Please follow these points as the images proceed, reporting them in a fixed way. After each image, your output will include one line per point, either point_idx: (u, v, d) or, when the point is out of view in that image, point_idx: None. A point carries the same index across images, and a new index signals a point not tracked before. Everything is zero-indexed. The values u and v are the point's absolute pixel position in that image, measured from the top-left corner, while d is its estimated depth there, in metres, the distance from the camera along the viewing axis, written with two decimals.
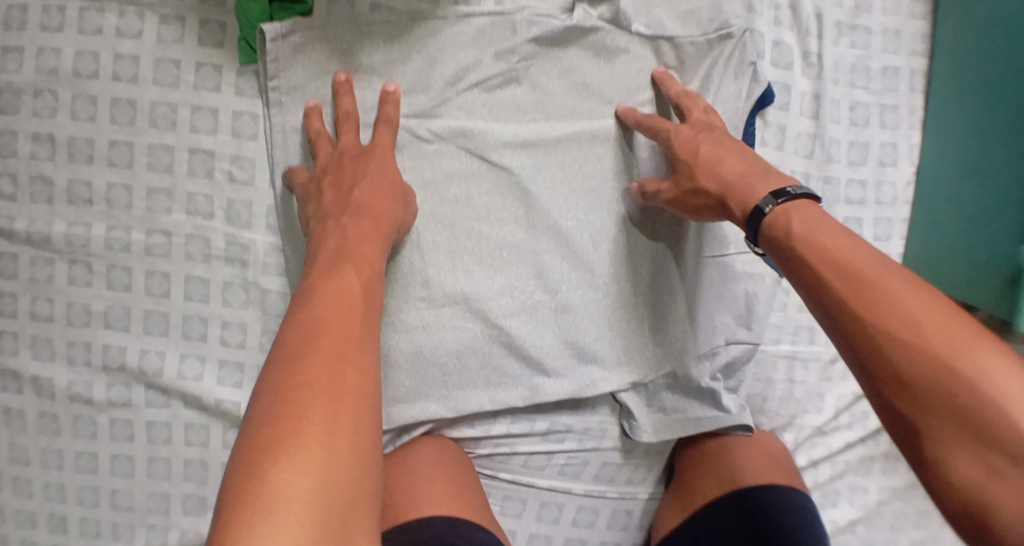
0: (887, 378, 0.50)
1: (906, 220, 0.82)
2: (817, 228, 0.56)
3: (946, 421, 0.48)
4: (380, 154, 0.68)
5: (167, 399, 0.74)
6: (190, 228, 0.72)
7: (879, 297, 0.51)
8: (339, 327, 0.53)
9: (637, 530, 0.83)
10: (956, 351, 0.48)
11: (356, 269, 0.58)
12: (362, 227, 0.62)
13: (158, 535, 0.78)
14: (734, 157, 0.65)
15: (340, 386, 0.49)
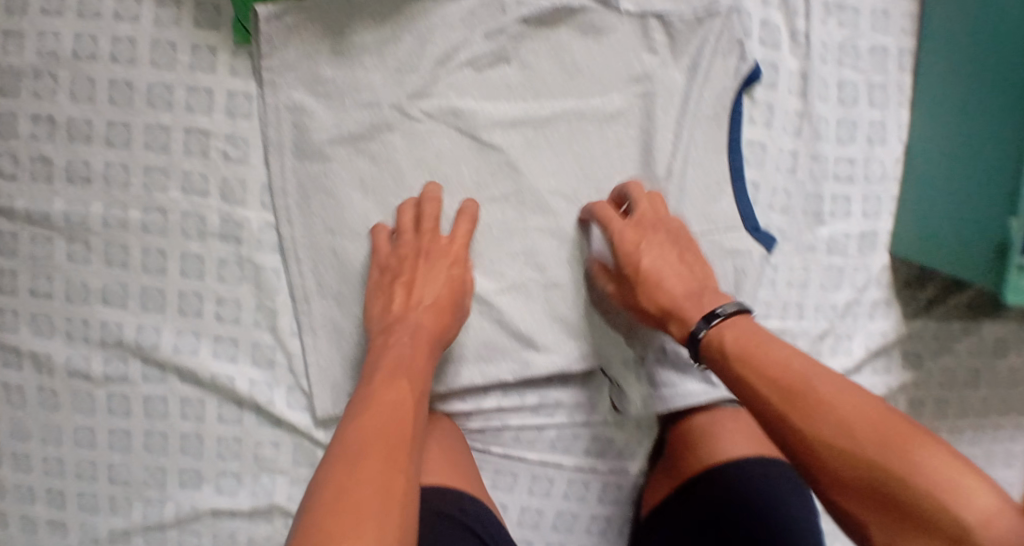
0: (832, 483, 0.56)
1: (895, 197, 0.82)
2: (758, 342, 0.61)
3: (881, 515, 0.54)
4: (449, 256, 0.72)
5: (163, 374, 0.76)
6: (185, 205, 0.73)
7: (811, 407, 0.57)
8: (391, 427, 0.59)
9: (627, 505, 0.83)
10: (887, 453, 0.53)
11: (408, 375, 0.64)
12: (419, 335, 0.68)
13: (155, 509, 0.79)
14: (671, 278, 0.69)
15: (390, 483, 0.55)
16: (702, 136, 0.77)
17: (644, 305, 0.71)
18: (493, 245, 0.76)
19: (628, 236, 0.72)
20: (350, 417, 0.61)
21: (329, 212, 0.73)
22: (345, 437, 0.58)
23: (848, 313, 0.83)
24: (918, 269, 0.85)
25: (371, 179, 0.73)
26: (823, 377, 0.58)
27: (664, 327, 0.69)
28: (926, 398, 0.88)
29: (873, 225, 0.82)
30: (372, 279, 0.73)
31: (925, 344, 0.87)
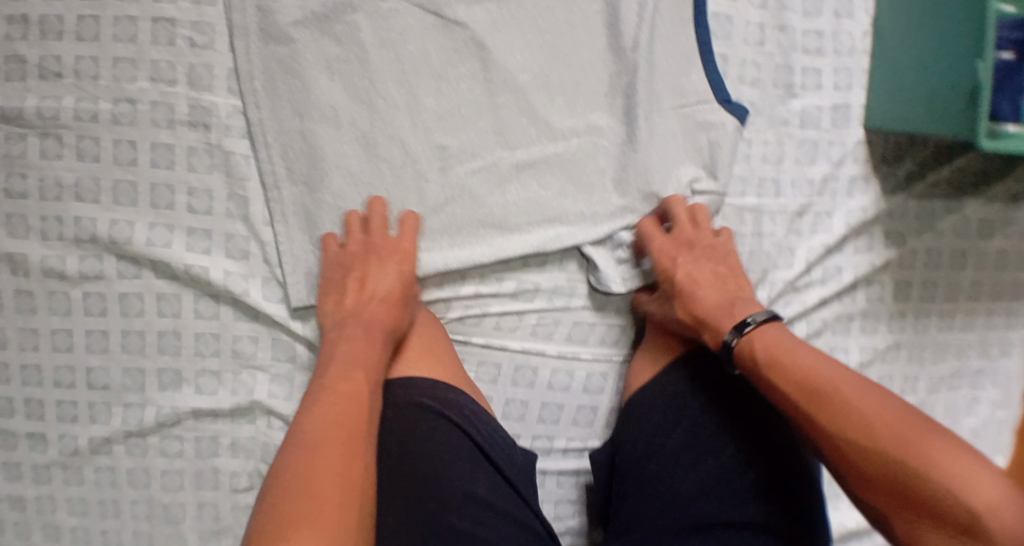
0: (853, 476, 0.62)
1: (866, 70, 0.82)
2: (785, 347, 0.67)
3: (894, 507, 0.60)
4: (398, 251, 0.74)
5: (138, 270, 0.76)
6: (155, 94, 0.74)
7: (835, 410, 0.62)
8: (345, 421, 0.62)
9: (613, 395, 0.84)
10: (903, 455, 0.58)
11: (364, 370, 0.67)
12: (372, 330, 0.70)
13: (135, 413, 0.78)
14: (704, 291, 0.74)
15: (348, 481, 0.58)
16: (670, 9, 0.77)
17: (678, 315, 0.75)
18: (461, 127, 0.76)
19: (666, 253, 0.76)
20: (304, 413, 0.63)
21: (298, 95, 0.74)
22: (299, 435, 0.61)
23: (825, 189, 0.82)
24: (896, 145, 0.84)
25: (337, 61, 0.74)
26: (850, 381, 0.63)
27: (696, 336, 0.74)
28: (913, 280, 0.87)
29: (844, 98, 0.82)
30: (330, 274, 0.74)
31: (908, 224, 0.86)
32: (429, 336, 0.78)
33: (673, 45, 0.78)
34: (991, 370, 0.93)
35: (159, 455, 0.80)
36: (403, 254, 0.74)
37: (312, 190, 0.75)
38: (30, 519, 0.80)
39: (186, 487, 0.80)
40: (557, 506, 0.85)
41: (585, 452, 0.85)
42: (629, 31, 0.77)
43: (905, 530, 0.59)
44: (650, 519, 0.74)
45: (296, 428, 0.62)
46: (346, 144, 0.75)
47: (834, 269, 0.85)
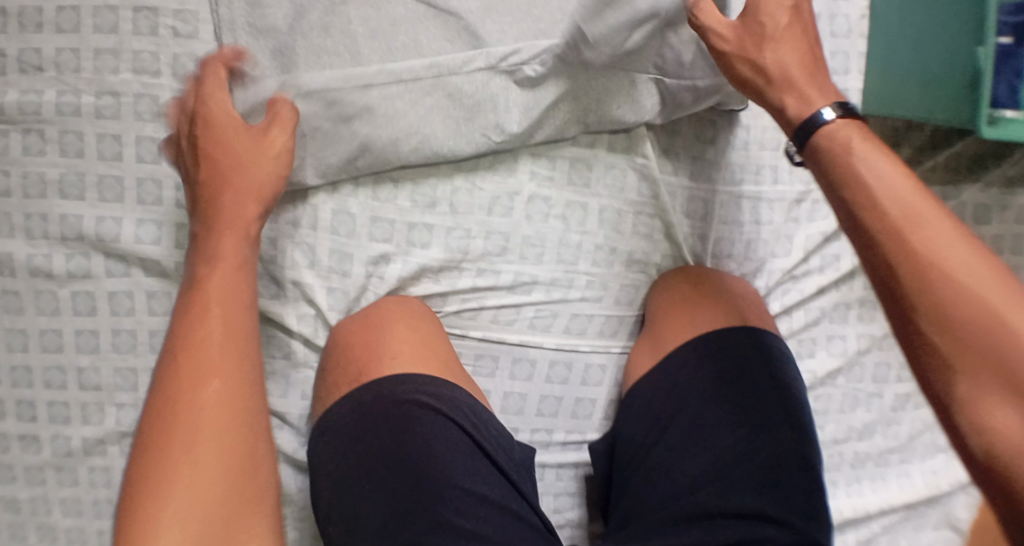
0: (931, 310, 0.50)
1: (863, 54, 0.81)
2: (883, 156, 0.55)
3: (965, 359, 0.49)
4: (259, 141, 0.68)
5: (127, 268, 0.74)
6: (138, 87, 0.72)
7: (930, 239, 0.51)
8: (206, 367, 0.61)
9: (612, 386, 0.84)
10: (988, 311, 0.49)
11: (226, 306, 0.64)
12: (222, 245, 0.66)
13: (129, 413, 0.77)
14: (801, 59, 0.63)
15: (197, 425, 0.58)
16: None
17: (754, 66, 0.65)
18: (455, 116, 0.74)
19: (771, 5, 0.65)
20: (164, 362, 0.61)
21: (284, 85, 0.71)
22: (155, 390, 0.60)
23: None
24: (892, 130, 0.84)
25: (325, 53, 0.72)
26: (946, 217, 0.52)
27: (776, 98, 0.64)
28: None
29: (842, 83, 0.81)
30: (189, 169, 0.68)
31: None
32: (422, 331, 0.76)
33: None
34: None
35: None
36: (270, 143, 0.68)
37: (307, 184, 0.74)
38: (25, 520, 0.79)
39: None
40: (556, 498, 0.84)
41: (584, 445, 0.84)
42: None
43: (969, 390, 0.49)
44: (645, 510, 0.74)
45: (158, 386, 0.60)
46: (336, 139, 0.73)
47: (832, 256, 0.86)
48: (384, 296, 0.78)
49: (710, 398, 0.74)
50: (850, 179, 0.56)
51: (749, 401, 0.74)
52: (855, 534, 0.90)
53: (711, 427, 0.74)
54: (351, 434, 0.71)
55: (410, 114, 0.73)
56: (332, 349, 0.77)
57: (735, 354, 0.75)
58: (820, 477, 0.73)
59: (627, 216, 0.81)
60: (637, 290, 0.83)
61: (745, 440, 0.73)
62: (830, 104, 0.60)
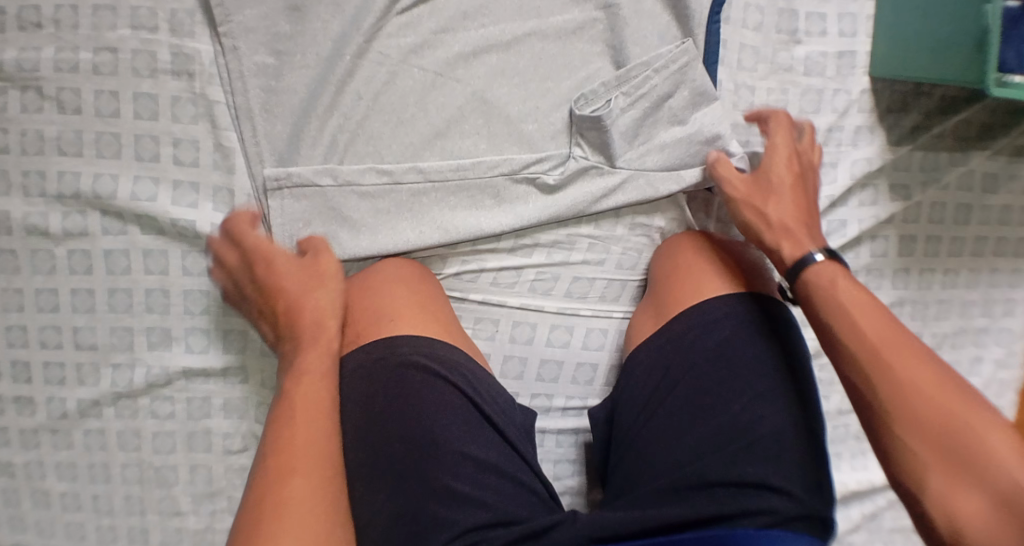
0: (900, 420, 0.55)
1: (871, 16, 0.80)
2: (854, 290, 0.61)
3: (933, 461, 0.54)
4: (311, 276, 0.68)
5: (123, 226, 0.74)
6: (136, 43, 0.72)
7: (892, 359, 0.57)
8: (291, 463, 0.57)
9: (614, 351, 0.83)
10: (956, 424, 0.54)
11: (306, 402, 0.61)
12: (309, 342, 0.64)
13: (124, 374, 0.76)
14: (788, 204, 0.70)
15: (286, 511, 0.54)
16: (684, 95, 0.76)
17: (747, 217, 0.71)
18: (471, 166, 0.74)
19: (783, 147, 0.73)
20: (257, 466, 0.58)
21: (319, 201, 0.72)
22: (260, 476, 0.57)
23: (830, 139, 0.80)
24: (900, 94, 0.82)
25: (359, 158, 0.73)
26: (909, 339, 0.58)
27: (768, 244, 0.69)
28: (917, 233, 0.85)
29: (850, 45, 0.80)
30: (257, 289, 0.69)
31: (912, 176, 0.84)
32: (423, 291, 0.75)
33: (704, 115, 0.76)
34: (996, 328, 0.90)
35: (150, 417, 0.77)
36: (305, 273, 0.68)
37: (294, 133, 0.72)
38: (19, 486, 0.79)
39: (177, 449, 0.78)
40: (555, 465, 0.83)
41: (584, 411, 0.83)
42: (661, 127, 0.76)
43: (938, 489, 0.53)
44: (651, 476, 0.71)
45: (251, 492, 0.56)
46: (338, 100, 0.73)
47: (837, 222, 0.82)
48: (385, 258, 0.78)
49: (717, 361, 0.72)
50: (825, 307, 0.61)
51: (758, 367, 0.72)
52: (859, 509, 0.90)
53: (717, 391, 0.72)
54: (349, 390, 0.71)
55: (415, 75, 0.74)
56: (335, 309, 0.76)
57: (745, 318, 0.74)
58: (822, 445, 0.71)
59: None
60: (640, 254, 0.82)
61: (754, 406, 0.70)
62: (818, 249, 0.65)
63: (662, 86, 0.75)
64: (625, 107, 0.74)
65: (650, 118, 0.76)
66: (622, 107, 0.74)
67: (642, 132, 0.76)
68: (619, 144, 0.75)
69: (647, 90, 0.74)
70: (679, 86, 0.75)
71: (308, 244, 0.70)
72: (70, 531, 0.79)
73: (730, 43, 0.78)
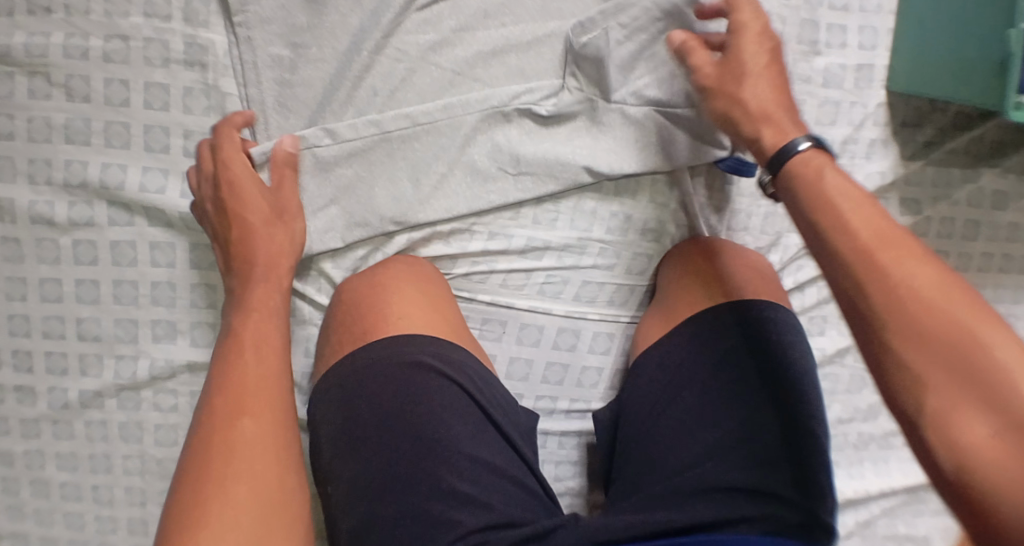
0: (897, 330, 0.48)
1: (892, 29, 0.79)
2: (846, 186, 0.54)
3: (935, 376, 0.46)
4: (268, 210, 0.67)
5: (130, 218, 0.72)
6: (148, 31, 0.70)
7: (890, 262, 0.49)
8: (243, 396, 0.58)
9: (620, 355, 0.83)
10: (962, 336, 0.46)
11: (254, 340, 0.62)
12: (265, 284, 0.66)
13: (128, 367, 0.75)
14: (761, 80, 0.62)
15: (235, 441, 0.56)
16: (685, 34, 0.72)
17: (721, 103, 0.63)
18: (459, 104, 0.72)
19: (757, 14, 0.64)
20: (205, 395, 0.59)
21: (342, 182, 0.72)
22: (204, 407, 0.58)
23: (845, 152, 0.80)
24: (916, 109, 0.82)
25: (357, 151, 0.71)
26: (911, 239, 0.51)
27: (743, 135, 0.62)
28: (926, 248, 0.85)
29: (869, 58, 0.80)
30: (213, 223, 0.68)
31: (924, 191, 0.84)
32: (432, 291, 0.74)
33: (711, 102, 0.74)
34: None
35: (153, 410, 0.77)
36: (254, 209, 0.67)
37: (310, 127, 0.71)
38: (19, 474, 0.78)
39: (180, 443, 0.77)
40: (558, 467, 0.83)
41: (588, 414, 0.83)
42: (662, 64, 0.73)
43: (940, 409, 0.45)
44: (654, 478, 0.70)
45: (199, 419, 0.58)
46: (353, 99, 0.71)
47: None
48: (395, 257, 0.75)
49: (723, 367, 0.72)
50: (814, 202, 0.54)
51: (767, 376, 0.71)
52: (854, 516, 0.91)
53: (723, 399, 0.71)
54: (351, 388, 0.68)
55: (431, 72, 0.72)
56: (339, 307, 0.73)
57: (754, 325, 0.72)
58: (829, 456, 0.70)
59: (645, 185, 0.79)
60: (650, 260, 0.81)
61: (759, 415, 0.70)
62: (802, 135, 0.58)
63: (663, 23, 0.71)
64: (620, 38, 0.71)
65: (649, 52, 0.73)
66: (620, 40, 0.71)
67: (638, 66, 0.73)
68: (615, 88, 0.72)
69: (646, 23, 0.71)
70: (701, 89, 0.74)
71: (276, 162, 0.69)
72: (69, 521, 0.79)
73: None
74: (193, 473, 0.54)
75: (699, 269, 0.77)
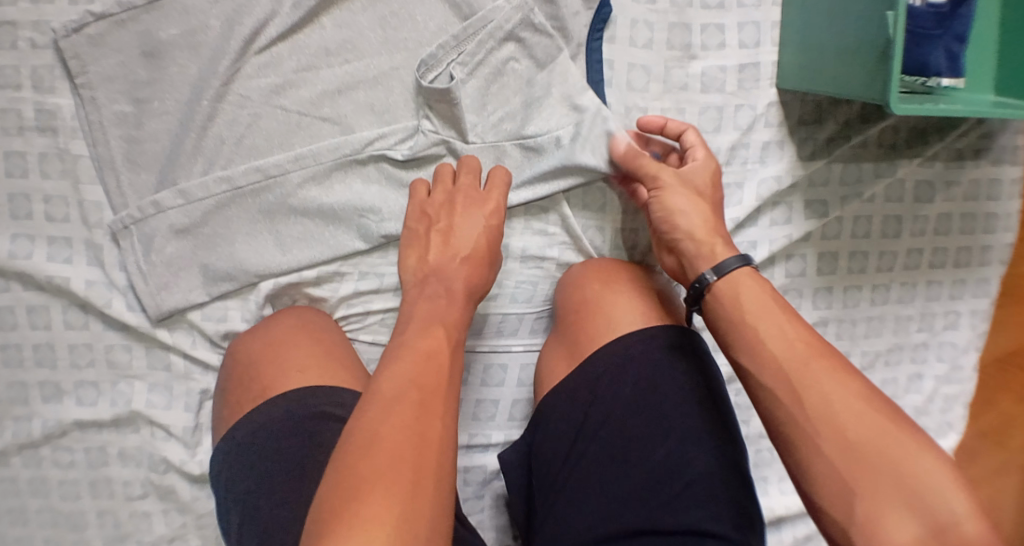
0: (831, 439, 0.52)
1: (776, 23, 0.75)
2: (774, 301, 0.59)
3: (865, 483, 0.50)
4: (487, 204, 0.68)
5: (6, 283, 0.73)
6: (0, 101, 0.70)
7: (816, 374, 0.54)
8: (422, 387, 0.52)
9: (519, 386, 0.80)
10: (888, 442, 0.51)
11: (443, 324, 0.57)
12: (459, 278, 0.63)
13: (24, 427, 0.75)
14: (719, 219, 0.66)
15: (426, 438, 0.49)
16: (529, 61, 0.72)
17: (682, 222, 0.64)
18: (311, 154, 0.70)
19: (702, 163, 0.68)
20: (376, 383, 0.52)
21: (202, 238, 0.71)
22: (374, 390, 0.52)
23: (734, 158, 0.75)
24: (815, 105, 0.76)
25: (211, 209, 0.70)
26: (835, 354, 0.56)
27: (702, 252, 0.63)
28: (838, 250, 0.80)
29: (752, 56, 0.75)
30: (410, 226, 0.67)
31: (831, 190, 0.78)
32: (322, 337, 0.70)
33: (568, 121, 0.71)
34: (937, 343, 0.85)
35: (54, 467, 0.76)
36: (491, 209, 0.68)
37: (161, 180, 0.70)
38: None
39: (83, 496, 0.77)
40: (466, 503, 0.80)
41: (490, 447, 0.80)
42: (516, 90, 0.72)
43: (869, 513, 0.50)
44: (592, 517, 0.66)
45: (359, 414, 0.51)
46: (206, 149, 0.70)
47: (749, 244, 0.77)
48: (281, 312, 0.73)
49: (658, 401, 0.68)
50: (746, 312, 0.59)
51: (686, 405, 0.69)
52: (792, 532, 0.86)
53: (655, 432, 0.68)
54: (256, 450, 0.64)
55: (283, 114, 0.71)
56: (233, 367, 0.70)
57: (668, 351, 0.70)
58: (750, 480, 0.68)
59: (517, 214, 0.77)
60: (536, 286, 0.78)
61: (689, 444, 0.67)
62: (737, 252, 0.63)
63: (508, 47, 0.71)
64: (463, 77, 0.70)
65: (496, 86, 0.72)
66: (460, 77, 0.70)
67: (490, 97, 0.71)
68: (470, 116, 0.70)
69: (483, 58, 0.70)
70: (551, 109, 0.72)
71: (493, 173, 0.69)
72: None
73: (617, 64, 0.73)
74: (349, 474, 0.47)
75: (612, 301, 0.73)
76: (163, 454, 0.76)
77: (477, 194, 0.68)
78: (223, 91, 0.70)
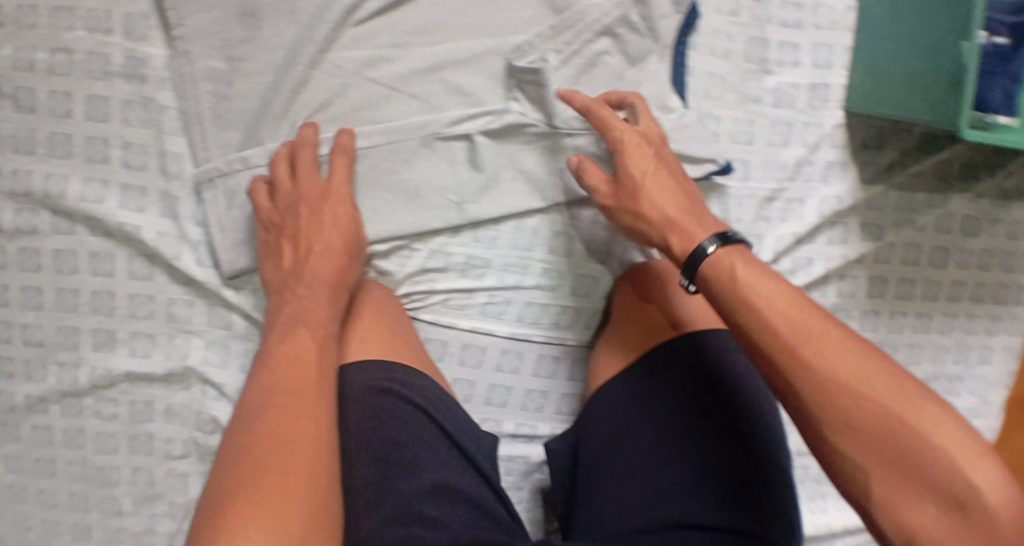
0: (835, 426, 0.51)
1: (848, 47, 0.78)
2: (764, 278, 0.56)
3: (876, 467, 0.50)
4: (334, 188, 0.69)
5: (71, 226, 0.73)
6: (91, 45, 0.71)
7: (813, 356, 0.53)
8: (291, 394, 0.55)
9: (568, 380, 0.81)
10: (893, 419, 0.50)
11: (311, 332, 0.61)
12: (316, 294, 0.64)
13: (70, 374, 0.74)
14: (666, 191, 0.65)
15: (295, 438, 0.53)
16: (620, 56, 0.73)
17: (633, 223, 0.66)
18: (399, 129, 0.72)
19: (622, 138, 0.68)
20: (250, 401, 0.55)
21: None
22: (244, 405, 0.55)
23: (798, 174, 0.78)
24: (877, 130, 0.80)
25: None
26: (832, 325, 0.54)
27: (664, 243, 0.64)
28: (888, 275, 0.82)
29: (824, 77, 0.78)
30: (270, 241, 0.70)
31: (885, 215, 0.81)
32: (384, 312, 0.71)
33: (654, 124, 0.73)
34: (970, 376, 0.87)
35: (94, 418, 0.75)
36: (343, 199, 0.69)
37: (245, 139, 0.71)
38: None
39: (120, 451, 0.75)
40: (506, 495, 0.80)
41: (534, 439, 0.81)
42: (599, 85, 0.74)
43: (886, 497, 0.50)
44: (624, 513, 0.67)
45: (233, 432, 0.54)
46: (293, 113, 0.72)
47: (805, 260, 0.79)
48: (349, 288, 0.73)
49: (694, 402, 0.69)
50: (735, 300, 0.56)
51: (721, 405, 0.68)
52: None
53: (692, 433, 0.68)
54: None
55: (371, 86, 0.72)
56: None
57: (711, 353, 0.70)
58: (792, 484, 0.67)
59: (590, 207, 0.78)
60: (596, 281, 0.80)
61: (728, 446, 0.67)
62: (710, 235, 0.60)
63: (597, 43, 0.73)
64: (557, 64, 0.72)
65: (586, 77, 0.73)
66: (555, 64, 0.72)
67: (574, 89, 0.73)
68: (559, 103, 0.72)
69: (579, 46, 0.72)
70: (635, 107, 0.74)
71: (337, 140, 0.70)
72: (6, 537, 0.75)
73: (696, 71, 0.76)
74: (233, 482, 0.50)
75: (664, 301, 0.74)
76: (211, 414, 0.76)
77: (340, 182, 0.70)
78: (316, 57, 0.71)
